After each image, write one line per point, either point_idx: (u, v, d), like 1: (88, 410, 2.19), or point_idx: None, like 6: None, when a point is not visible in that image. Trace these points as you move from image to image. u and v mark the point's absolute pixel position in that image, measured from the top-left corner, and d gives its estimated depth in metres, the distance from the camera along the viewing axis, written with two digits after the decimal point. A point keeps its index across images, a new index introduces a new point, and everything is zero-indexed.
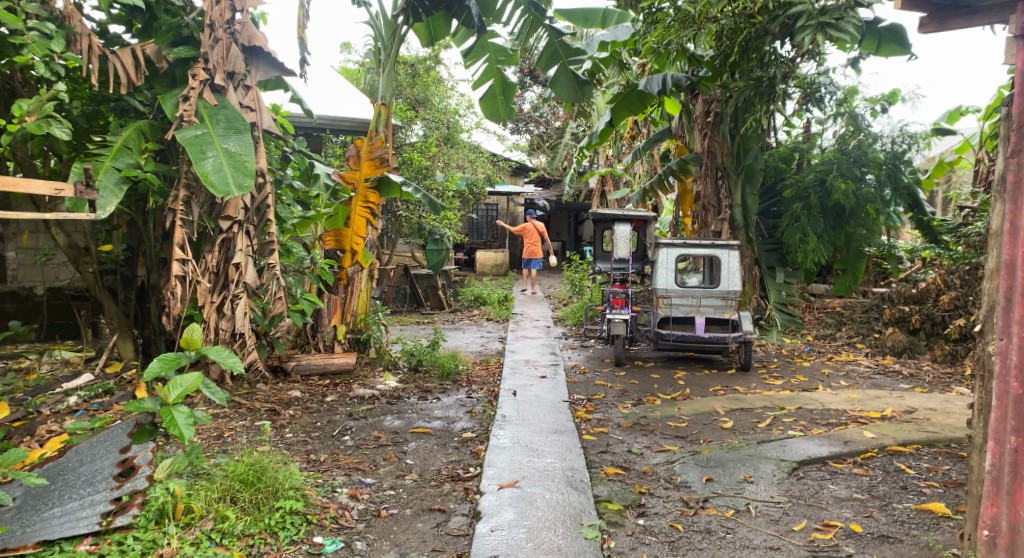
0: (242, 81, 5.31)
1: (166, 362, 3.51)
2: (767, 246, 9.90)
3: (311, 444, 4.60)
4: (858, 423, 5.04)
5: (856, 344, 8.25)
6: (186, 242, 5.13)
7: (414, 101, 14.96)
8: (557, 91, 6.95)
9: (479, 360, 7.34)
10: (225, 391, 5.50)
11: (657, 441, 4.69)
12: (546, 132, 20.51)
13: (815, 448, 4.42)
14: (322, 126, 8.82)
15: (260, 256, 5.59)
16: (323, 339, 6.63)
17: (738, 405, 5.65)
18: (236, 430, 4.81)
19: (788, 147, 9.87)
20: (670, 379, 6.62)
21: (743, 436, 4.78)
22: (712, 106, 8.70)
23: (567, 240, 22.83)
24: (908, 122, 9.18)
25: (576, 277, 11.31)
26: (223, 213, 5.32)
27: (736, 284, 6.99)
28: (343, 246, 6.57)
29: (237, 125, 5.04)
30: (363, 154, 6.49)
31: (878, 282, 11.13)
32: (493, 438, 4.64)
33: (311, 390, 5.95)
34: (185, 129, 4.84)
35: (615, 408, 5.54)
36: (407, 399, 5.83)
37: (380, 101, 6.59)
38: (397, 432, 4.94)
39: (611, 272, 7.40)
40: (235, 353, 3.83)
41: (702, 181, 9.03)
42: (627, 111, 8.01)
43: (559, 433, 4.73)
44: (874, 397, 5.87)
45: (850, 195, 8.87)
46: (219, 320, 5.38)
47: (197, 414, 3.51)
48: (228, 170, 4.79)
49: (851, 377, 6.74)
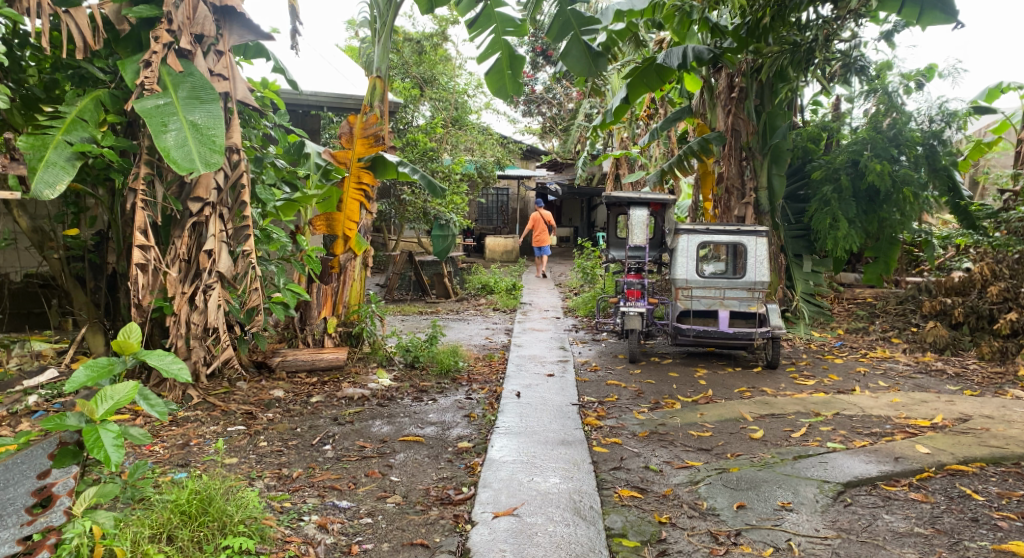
0: (213, 46, 4.74)
1: (94, 370, 2.92)
2: (794, 233, 9.24)
3: (285, 456, 4.08)
4: (907, 434, 4.43)
5: (891, 338, 7.59)
6: (148, 226, 4.56)
7: (420, 80, 14.28)
8: (569, 64, 6.20)
9: (482, 355, 6.78)
10: (199, 391, 5.00)
11: (678, 454, 4.13)
12: (559, 114, 19.81)
13: (862, 466, 3.83)
14: (318, 104, 8.26)
15: (236, 242, 5.03)
16: (312, 332, 6.09)
17: (768, 410, 5.07)
18: (205, 437, 4.33)
19: (816, 126, 9.15)
20: (690, 378, 6.02)
21: (777, 449, 4.20)
22: (736, 81, 8.09)
23: (580, 226, 22.30)
24: (947, 98, 8.40)
25: (588, 265, 10.69)
26: (191, 193, 4.72)
27: (764, 275, 6.38)
28: (335, 232, 6.05)
29: (203, 94, 4.46)
30: (356, 131, 5.96)
31: (910, 271, 10.45)
32: (492, 450, 4.09)
33: (296, 389, 5.43)
34: (145, 98, 4.29)
35: (629, 413, 4.97)
36: (400, 400, 5.28)
37: (375, 73, 6.03)
38: (385, 440, 4.39)
39: (626, 260, 6.90)
40: (183, 359, 3.17)
41: (724, 162, 8.34)
42: (645, 87, 7.23)
43: (566, 445, 4.16)
44: (919, 401, 5.24)
45: (885, 177, 8.18)
46: (191, 313, 4.88)
47: (133, 431, 2.93)
48: (193, 145, 4.23)
49: (890, 377, 6.13)
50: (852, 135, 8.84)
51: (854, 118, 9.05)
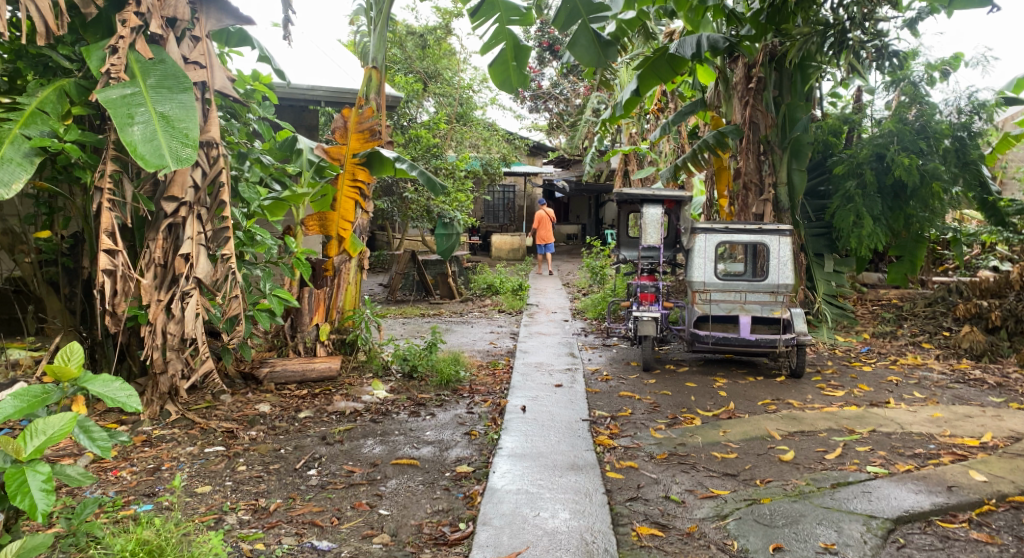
0: (188, 31, 4.33)
1: (25, 400, 2.51)
2: (815, 231, 8.75)
3: (265, 483, 3.70)
4: (956, 456, 3.99)
5: (922, 342, 7.13)
6: (116, 228, 4.16)
7: (424, 75, 13.87)
8: (577, 54, 5.76)
9: (485, 364, 6.35)
10: (177, 406, 4.62)
11: (700, 481, 3.71)
12: (566, 109, 19.29)
13: (910, 497, 3.41)
14: (316, 99, 7.87)
15: (215, 245, 4.61)
16: (303, 340, 5.69)
17: (797, 427, 4.63)
18: (178, 461, 3.95)
19: (837, 118, 8.67)
20: (709, 390, 5.58)
21: (811, 474, 3.77)
22: (754, 71, 7.65)
23: (588, 224, 21.90)
24: (977, 87, 7.91)
25: (597, 266, 10.22)
26: (166, 193, 4.33)
27: (788, 277, 5.94)
28: (329, 232, 5.65)
29: (176, 82, 4.05)
30: (350, 126, 5.54)
31: (935, 270, 9.97)
32: (493, 477, 3.69)
33: (283, 404, 5.02)
34: (110, 88, 3.88)
35: (645, 430, 4.54)
36: (395, 416, 4.87)
37: (372, 64, 5.68)
38: (376, 463, 3.98)
39: (639, 261, 6.48)
40: (133, 386, 2.71)
41: (742, 156, 7.88)
42: (656, 79, 6.76)
43: (576, 470, 3.76)
44: (963, 417, 4.79)
45: (913, 172, 7.64)
46: (167, 322, 4.48)
47: (71, 473, 2.56)
48: (162, 139, 3.82)
49: (925, 387, 5.68)
50: (876, 128, 8.36)
51: (876, 109, 8.58)
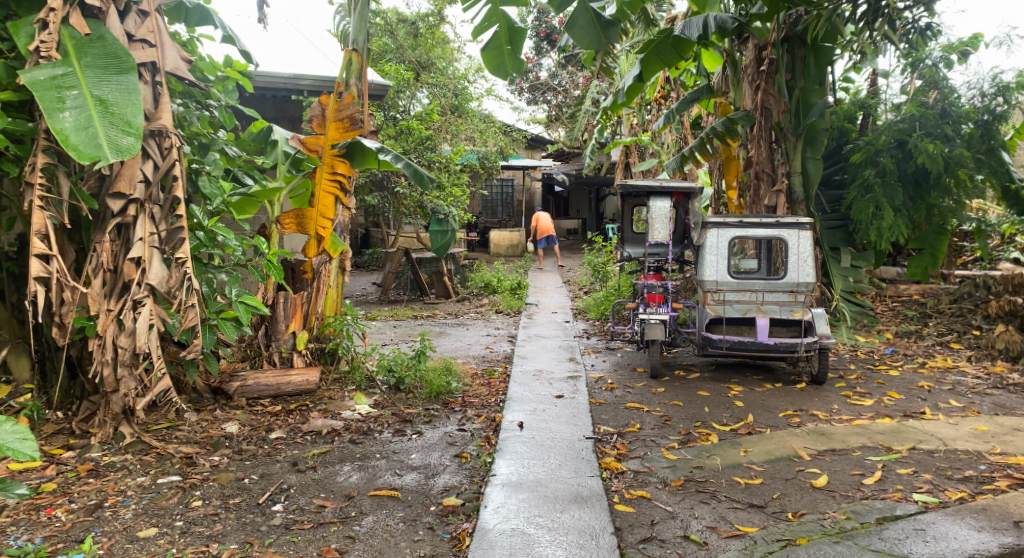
0: (133, 4, 3.81)
1: None
2: (830, 223, 8.24)
3: (222, 522, 3.20)
4: (1013, 481, 3.49)
5: (950, 343, 6.63)
6: (51, 230, 3.64)
7: (416, 65, 13.32)
8: (576, 36, 5.20)
9: (480, 372, 5.83)
10: (132, 428, 4.12)
11: (724, 514, 3.21)
12: (565, 100, 18.61)
13: (972, 537, 2.91)
14: (299, 88, 7.34)
15: (171, 247, 4.09)
16: (279, 349, 5.12)
17: (828, 445, 4.11)
18: (125, 495, 3.45)
19: (851, 103, 8.29)
20: (725, 400, 5.07)
21: (850, 505, 3.27)
22: (766, 52, 7.02)
23: (589, 218, 21.35)
24: (1001, 67, 7.36)
25: (599, 263, 9.71)
26: (112, 188, 3.81)
27: (809, 275, 5.41)
28: (307, 231, 5.13)
29: (118, 62, 3.55)
30: (328, 114, 5.01)
31: (955, 263, 9.44)
32: (484, 514, 3.18)
33: (254, 423, 4.51)
34: (38, 68, 3.37)
35: (656, 450, 4.04)
36: (377, 435, 4.35)
37: (352, 46, 5.18)
38: (351, 496, 3.48)
39: (645, 259, 5.92)
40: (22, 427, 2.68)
41: (753, 145, 7.24)
42: (660, 63, 6.28)
43: (580, 504, 3.26)
44: (1011, 431, 4.28)
45: (938, 159, 7.09)
46: (118, 334, 3.94)
47: None
48: (98, 125, 3.33)
49: (962, 394, 5.16)
50: (892, 115, 7.86)
51: (893, 93, 8.06)
